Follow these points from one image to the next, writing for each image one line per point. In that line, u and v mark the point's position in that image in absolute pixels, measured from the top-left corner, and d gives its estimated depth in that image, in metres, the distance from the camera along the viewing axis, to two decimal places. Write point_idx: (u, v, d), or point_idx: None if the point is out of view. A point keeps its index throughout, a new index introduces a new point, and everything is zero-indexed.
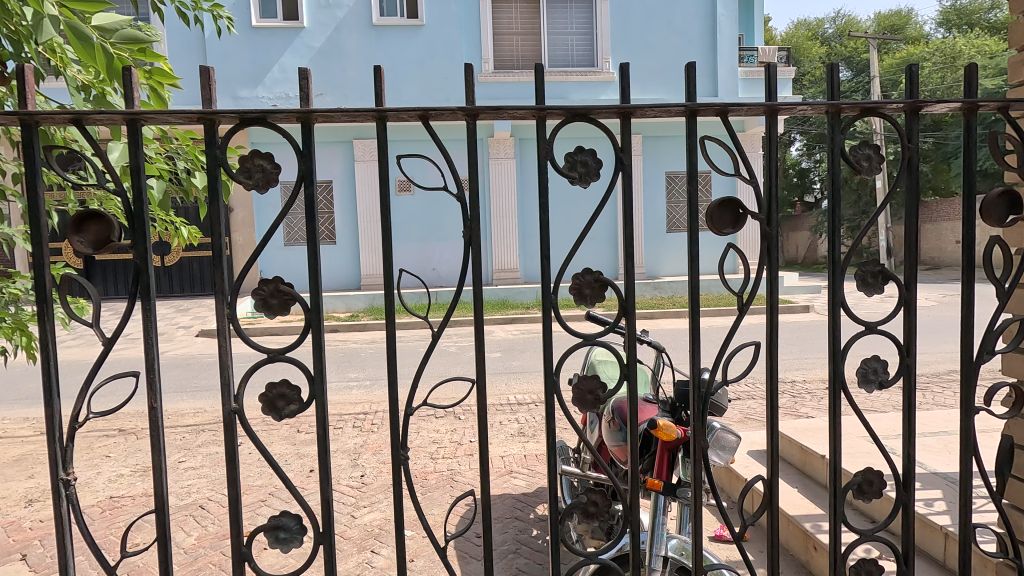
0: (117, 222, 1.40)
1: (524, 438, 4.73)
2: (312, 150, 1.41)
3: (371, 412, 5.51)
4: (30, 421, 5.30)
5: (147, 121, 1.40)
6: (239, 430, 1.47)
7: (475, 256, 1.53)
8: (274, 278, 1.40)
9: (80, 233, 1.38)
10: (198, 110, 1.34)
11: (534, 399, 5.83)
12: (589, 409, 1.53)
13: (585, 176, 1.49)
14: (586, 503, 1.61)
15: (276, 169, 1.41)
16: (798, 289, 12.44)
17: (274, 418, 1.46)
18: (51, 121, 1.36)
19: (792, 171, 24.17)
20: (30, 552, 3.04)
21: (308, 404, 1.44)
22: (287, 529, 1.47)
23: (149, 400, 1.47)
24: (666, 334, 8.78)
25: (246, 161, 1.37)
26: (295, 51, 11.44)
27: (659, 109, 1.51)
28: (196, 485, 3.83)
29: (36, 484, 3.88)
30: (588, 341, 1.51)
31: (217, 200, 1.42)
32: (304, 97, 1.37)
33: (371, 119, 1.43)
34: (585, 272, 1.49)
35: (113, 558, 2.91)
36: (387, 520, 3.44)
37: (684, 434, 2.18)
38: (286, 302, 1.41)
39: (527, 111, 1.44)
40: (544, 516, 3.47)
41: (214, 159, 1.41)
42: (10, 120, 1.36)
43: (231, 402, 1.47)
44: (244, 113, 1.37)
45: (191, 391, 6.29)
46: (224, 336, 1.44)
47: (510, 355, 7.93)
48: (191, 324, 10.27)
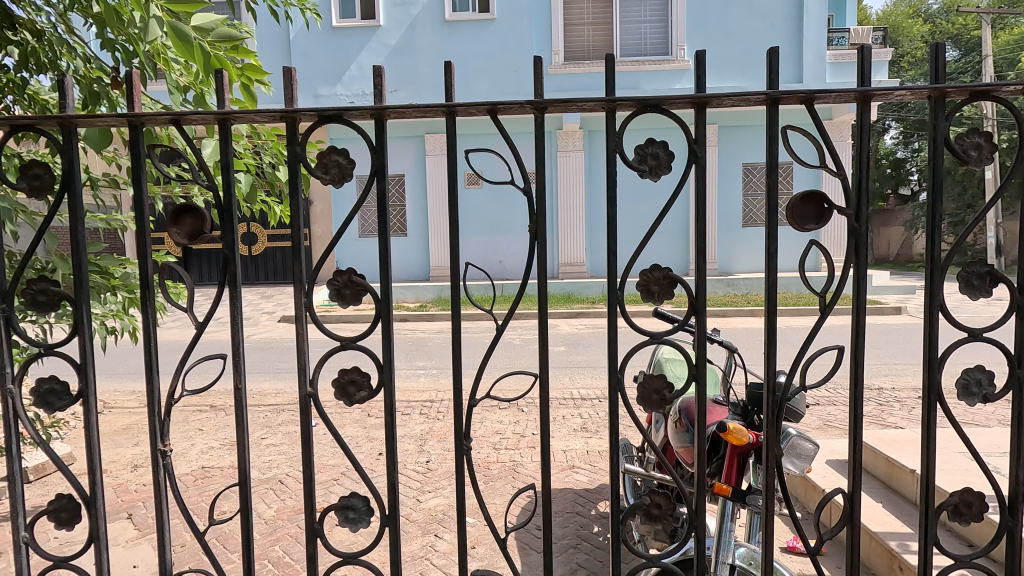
0: (210, 215, 1.50)
1: (586, 433, 4.72)
2: (384, 146, 1.42)
3: (437, 400, 5.69)
4: (134, 393, 5.86)
5: (236, 120, 1.47)
6: (312, 413, 1.51)
7: (540, 252, 1.48)
8: (348, 269, 1.45)
9: (177, 224, 1.49)
10: (280, 110, 1.40)
11: (599, 395, 5.79)
12: (654, 409, 1.48)
13: (656, 169, 1.44)
14: (649, 504, 1.56)
15: (351, 164, 1.45)
16: (888, 289, 11.57)
17: (347, 403, 1.51)
18: (153, 121, 1.47)
19: (885, 162, 22.45)
20: (134, 512, 3.37)
21: (376, 391, 1.48)
22: (356, 509, 1.52)
23: (236, 381, 1.57)
24: (739, 333, 8.42)
25: (324, 157, 1.42)
26: (371, 49, 11.84)
27: (737, 97, 1.42)
28: (280, 464, 4.10)
29: (141, 451, 4.30)
30: (654, 340, 1.45)
31: (296, 195, 1.47)
32: (378, 93, 1.41)
33: (441, 114, 1.44)
34: (653, 267, 1.44)
35: (203, 523, 3.17)
36: (451, 506, 3.53)
37: (756, 439, 2.10)
38: (359, 292, 1.45)
39: (596, 102, 1.40)
40: (606, 513, 3.44)
41: (295, 155, 1.45)
42: (120, 122, 1.49)
43: (306, 386, 1.52)
44: (323, 110, 1.41)
45: (274, 373, 6.73)
46: (301, 324, 1.48)
47: (574, 349, 7.91)
48: (274, 311, 10.93)
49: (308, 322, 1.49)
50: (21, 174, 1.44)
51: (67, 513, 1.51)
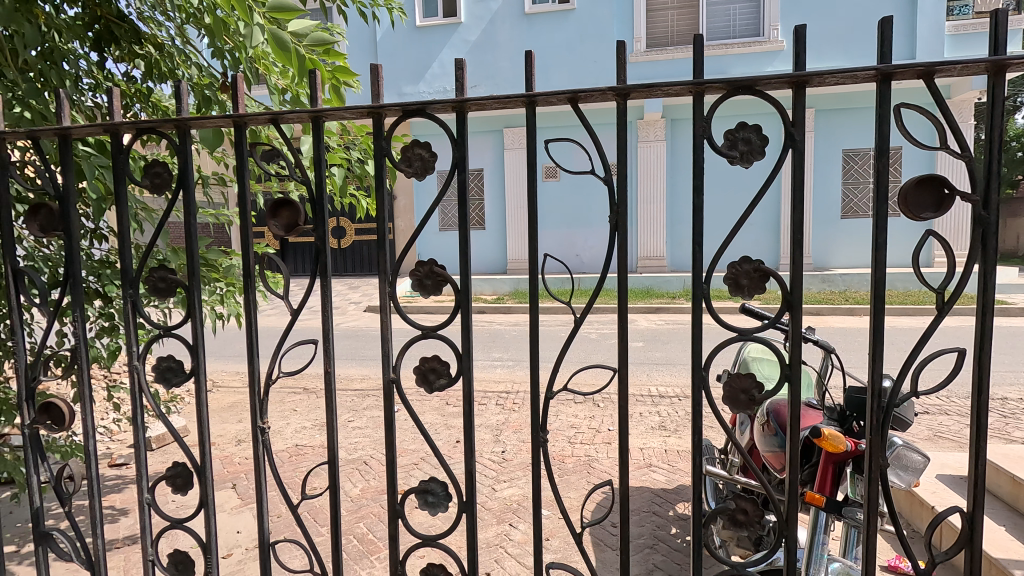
0: (304, 208, 1.57)
1: (665, 432, 4.58)
2: (465, 138, 1.43)
3: (513, 392, 5.76)
4: (238, 374, 6.40)
5: (328, 118, 1.53)
6: (394, 399, 1.55)
7: (621, 244, 1.43)
8: (429, 259, 1.48)
9: (275, 217, 1.58)
10: (367, 106, 1.45)
11: (678, 393, 5.61)
12: (742, 410, 1.40)
13: (748, 155, 1.35)
14: (734, 509, 1.47)
15: (433, 157, 1.47)
16: (1016, 288, 10.27)
17: (427, 390, 1.54)
18: (255, 121, 1.57)
19: (1016, 145, 19.89)
20: (238, 482, 3.68)
21: (456, 379, 1.49)
22: (435, 494, 1.54)
23: (325, 365, 1.64)
24: (836, 333, 7.81)
25: (407, 150, 1.45)
26: (453, 46, 12.08)
27: (841, 74, 1.30)
28: (364, 446, 4.32)
29: (244, 427, 4.69)
30: (742, 337, 1.36)
31: (381, 189, 1.51)
32: (459, 86, 1.42)
33: (522, 105, 1.43)
34: (743, 260, 1.35)
35: (296, 497, 3.40)
36: (525, 497, 3.56)
37: (854, 448, 1.94)
38: (439, 282, 1.48)
39: (683, 86, 1.33)
40: (684, 515, 3.33)
41: (380, 150, 1.49)
42: (227, 123, 1.60)
43: (389, 372, 1.55)
44: (406, 105, 1.44)
45: (360, 359, 7.10)
46: (385, 313, 1.53)
47: (652, 345, 7.70)
48: (360, 301, 11.51)
49: (392, 311, 1.53)
50: (146, 173, 1.60)
51: (182, 479, 1.67)
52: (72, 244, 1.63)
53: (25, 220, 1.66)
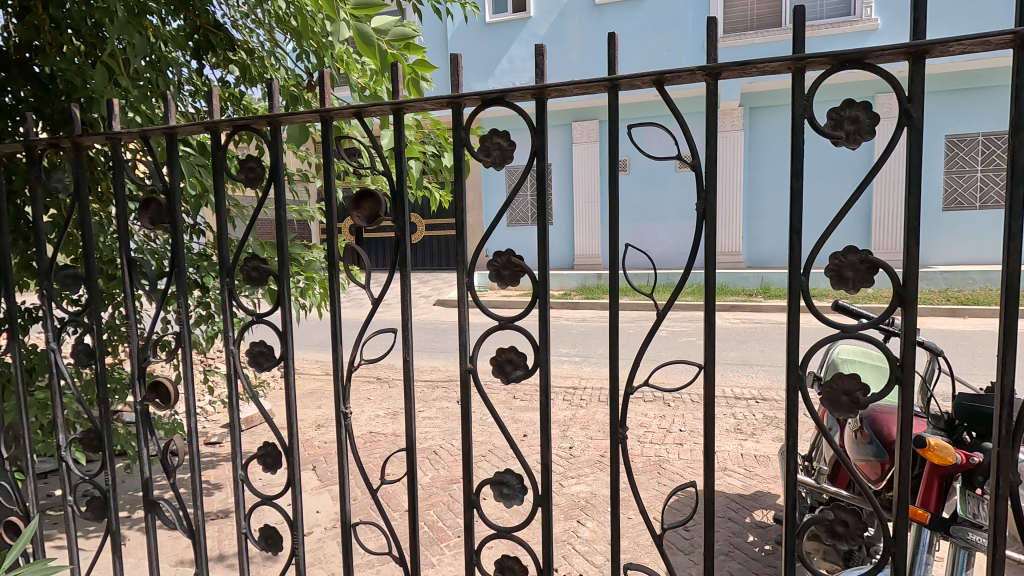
0: (385, 199, 1.58)
1: (741, 435, 4.38)
2: (544, 125, 1.39)
3: (581, 388, 5.71)
4: (319, 362, 6.75)
5: (409, 110, 1.55)
6: (471, 390, 1.54)
7: (709, 233, 1.33)
8: (508, 249, 1.46)
9: (357, 209, 1.60)
10: (447, 96, 1.45)
11: (755, 395, 5.34)
12: (843, 413, 1.29)
13: (855, 135, 1.23)
14: (833, 520, 1.35)
15: (512, 146, 1.46)
16: None
17: (503, 381, 1.52)
18: (340, 116, 1.61)
19: None
20: (318, 465, 3.88)
21: (533, 371, 1.47)
22: (510, 486, 1.52)
23: (404, 354, 1.61)
24: (936, 336, 7.15)
25: (486, 140, 1.45)
26: (522, 42, 12.09)
27: (968, 41, 1.16)
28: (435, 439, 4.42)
29: (323, 412, 4.94)
30: (845, 333, 1.26)
31: (459, 180, 1.51)
32: (539, 73, 1.39)
33: (603, 90, 1.38)
34: (848, 250, 1.24)
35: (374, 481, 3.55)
36: (593, 494, 3.51)
37: (964, 460, 1.78)
38: (517, 273, 1.47)
39: (781, 62, 1.23)
40: (762, 523, 3.16)
41: (459, 140, 1.48)
42: (313, 118, 1.64)
43: (466, 362, 1.55)
44: (485, 94, 1.43)
45: (430, 351, 7.29)
46: (462, 303, 1.52)
47: (727, 344, 7.38)
48: (430, 294, 11.82)
49: (469, 302, 1.52)
50: (241, 168, 1.69)
51: (271, 459, 1.76)
52: (177, 236, 1.75)
53: (137, 214, 1.81)
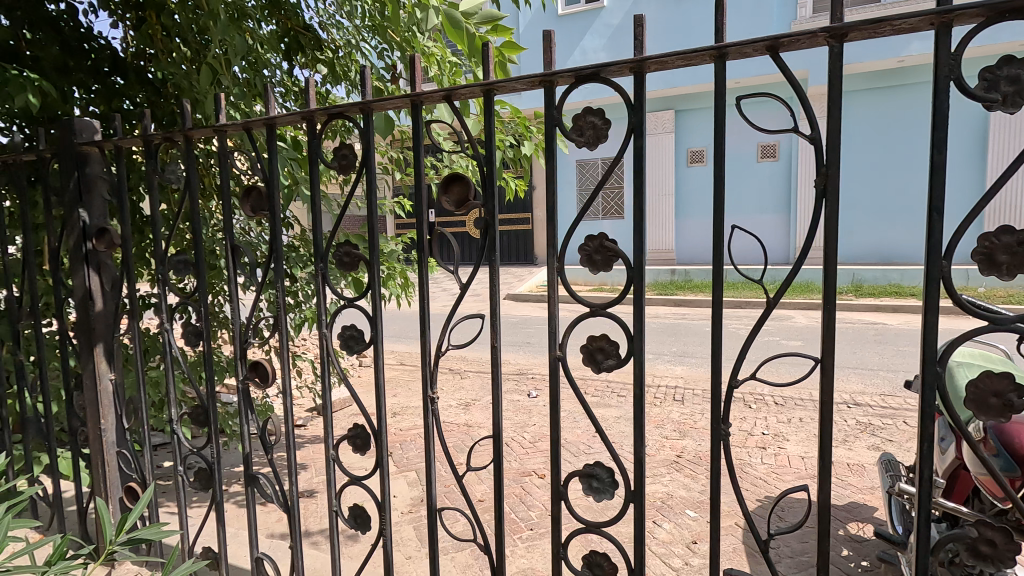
0: (474, 183, 1.55)
1: (830, 442, 4.11)
2: (643, 101, 1.31)
3: (655, 386, 5.60)
4: (396, 353, 7.04)
5: (499, 91, 1.50)
6: (560, 378, 1.49)
7: (831, 213, 1.19)
8: (600, 233, 1.39)
9: (447, 193, 1.58)
10: (539, 74, 1.40)
11: (845, 400, 5.01)
12: (991, 417, 1.13)
13: (1014, 97, 1.07)
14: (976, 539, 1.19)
15: (607, 124, 1.37)
16: None
17: (594, 370, 1.45)
18: (430, 100, 1.58)
19: None
20: (396, 451, 4.03)
21: (626, 360, 1.40)
22: (600, 479, 1.47)
23: (491, 339, 1.54)
24: None
25: (580, 119, 1.37)
26: (595, 32, 11.88)
27: None
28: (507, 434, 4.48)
29: (401, 401, 5.14)
30: (996, 326, 1.09)
31: (550, 163, 1.44)
32: (638, 45, 1.31)
33: (708, 60, 1.27)
34: (1001, 231, 1.08)
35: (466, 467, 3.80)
36: (669, 495, 3.42)
37: None
38: (610, 258, 1.40)
39: (923, 17, 1.07)
40: (856, 536, 2.95)
41: (551, 120, 1.42)
42: (403, 104, 1.63)
43: (555, 349, 1.49)
44: (579, 70, 1.36)
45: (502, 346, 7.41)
46: (552, 288, 1.46)
47: (813, 345, 6.97)
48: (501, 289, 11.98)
49: (558, 288, 1.46)
50: (335, 155, 1.73)
51: (361, 440, 1.80)
52: (274, 223, 1.81)
53: (240, 202, 1.90)
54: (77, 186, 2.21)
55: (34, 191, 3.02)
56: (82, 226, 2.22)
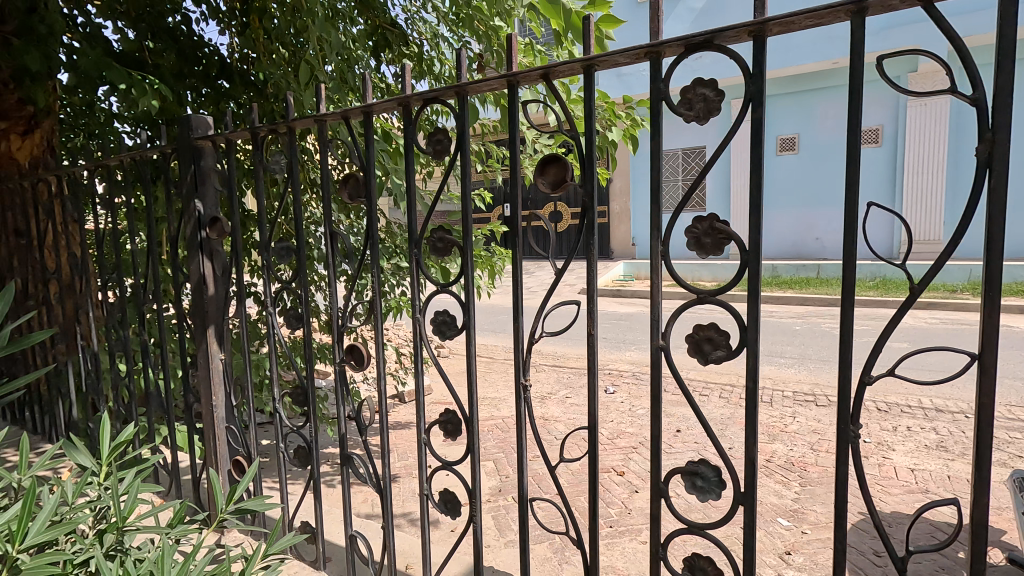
0: (571, 164, 1.48)
1: (943, 452, 3.77)
2: (764, 68, 1.19)
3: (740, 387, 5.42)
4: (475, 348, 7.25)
5: (599, 65, 1.42)
6: (662, 370, 1.39)
7: (996, 187, 1.02)
8: (711, 213, 1.29)
9: (543, 175, 1.53)
10: (645, 45, 1.31)
11: (958, 407, 4.59)
12: None
13: None
14: None
15: (720, 96, 1.26)
16: None
17: (700, 362, 1.35)
18: (526, 79, 1.52)
19: None
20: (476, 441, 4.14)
21: (738, 352, 1.28)
22: (706, 478, 1.36)
23: (588, 326, 1.46)
24: None
25: (688, 91, 1.27)
26: (676, 18, 11.42)
27: None
28: (584, 430, 4.41)
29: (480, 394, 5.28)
30: None
31: (656, 139, 1.34)
32: (759, 5, 1.19)
33: (843, 17, 1.13)
34: None
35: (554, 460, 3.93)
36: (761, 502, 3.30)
37: None
38: (720, 241, 1.29)
39: None
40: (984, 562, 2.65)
41: (656, 93, 1.33)
42: (499, 84, 1.58)
43: (656, 339, 1.39)
44: (690, 38, 1.26)
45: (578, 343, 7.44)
46: (655, 273, 1.36)
47: (920, 347, 6.42)
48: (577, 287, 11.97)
49: (661, 273, 1.36)
50: (430, 140, 1.74)
51: (452, 426, 1.80)
52: (371, 208, 1.85)
53: (339, 189, 1.96)
54: (193, 178, 2.37)
55: (156, 185, 3.31)
56: (197, 215, 2.39)
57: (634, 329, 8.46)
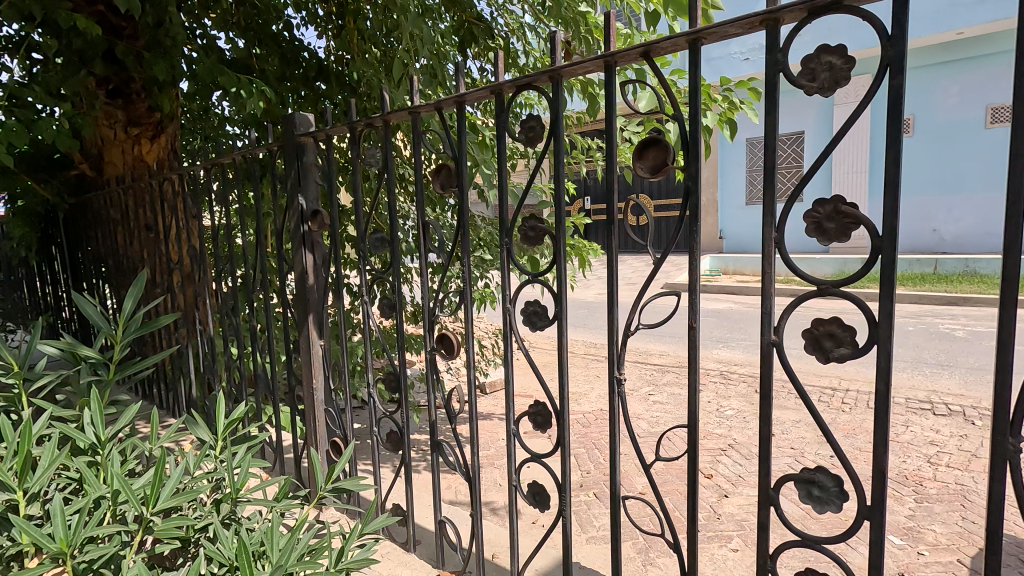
0: (673, 146, 1.40)
1: None
2: (907, 28, 1.05)
3: (842, 392, 5.03)
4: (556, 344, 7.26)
5: (707, 39, 1.31)
6: (774, 368, 1.27)
7: None
8: (835, 195, 1.16)
9: (642, 159, 1.45)
10: (761, 12, 1.20)
11: None
12: None
13: None
14: None
15: (849, 63, 1.12)
16: None
17: (819, 359, 1.23)
18: (624, 58, 1.44)
19: None
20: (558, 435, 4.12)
21: (866, 350, 1.15)
22: (824, 488, 1.23)
23: (689, 319, 1.36)
24: None
25: (811, 60, 1.15)
26: None
27: None
28: (669, 429, 4.27)
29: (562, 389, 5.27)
30: None
31: (772, 115, 1.22)
32: None
33: None
34: None
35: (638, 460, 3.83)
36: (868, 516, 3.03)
37: None
38: (847, 226, 1.15)
39: None
40: None
41: (772, 65, 1.21)
42: (596, 65, 1.51)
43: (767, 334, 1.28)
44: (815, 1, 1.13)
45: (662, 341, 7.24)
46: (767, 261, 1.25)
47: None
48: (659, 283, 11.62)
49: (775, 262, 1.24)
50: (522, 127, 1.71)
51: (542, 418, 1.78)
52: (463, 198, 1.85)
53: (432, 179, 1.98)
54: (297, 173, 2.51)
55: (262, 183, 3.54)
56: (300, 210, 2.52)
57: (721, 326, 8.06)
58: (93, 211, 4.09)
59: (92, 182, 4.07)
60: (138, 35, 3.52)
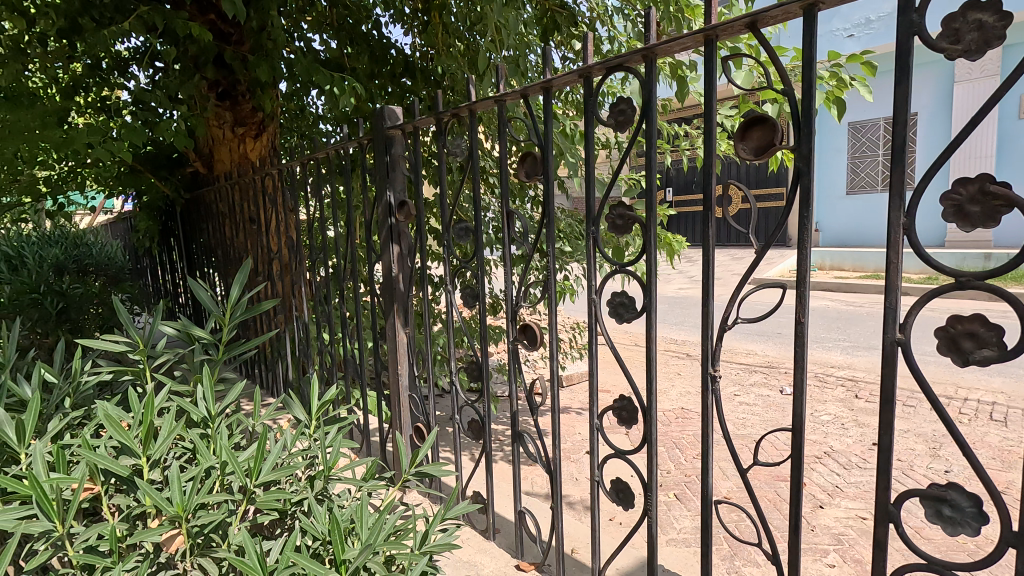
0: (781, 124, 1.28)
1: None
2: None
3: (960, 401, 4.54)
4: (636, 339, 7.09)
5: (824, 4, 1.19)
6: (898, 369, 1.13)
7: None
8: (982, 173, 1.00)
9: (745, 139, 1.35)
10: None
11: None
12: None
13: None
14: None
15: (1004, 20, 0.97)
16: None
17: (955, 361, 1.08)
18: (727, 32, 1.34)
19: None
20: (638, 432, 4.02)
21: (1018, 352, 0.99)
22: (957, 507, 1.09)
23: (797, 313, 1.25)
24: None
25: (955, 19, 1.01)
26: None
27: None
28: (758, 432, 4.05)
29: None
30: None
31: (904, 83, 1.08)
32: None
33: None
34: None
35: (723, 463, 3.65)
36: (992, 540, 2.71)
37: None
38: (996, 209, 1.00)
39: None
40: None
41: (906, 27, 1.07)
42: (695, 40, 1.42)
43: (891, 332, 1.14)
44: None
45: (750, 340, 6.86)
46: (894, 249, 1.11)
47: None
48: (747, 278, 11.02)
49: (904, 250, 1.10)
50: (611, 112, 1.65)
51: (627, 414, 1.71)
52: (548, 187, 1.82)
53: (517, 167, 1.97)
54: (386, 166, 2.58)
55: (352, 178, 3.70)
56: (389, 202, 2.60)
57: (817, 325, 7.50)
58: (205, 205, 4.46)
59: (205, 179, 4.43)
60: (243, 40, 3.79)
